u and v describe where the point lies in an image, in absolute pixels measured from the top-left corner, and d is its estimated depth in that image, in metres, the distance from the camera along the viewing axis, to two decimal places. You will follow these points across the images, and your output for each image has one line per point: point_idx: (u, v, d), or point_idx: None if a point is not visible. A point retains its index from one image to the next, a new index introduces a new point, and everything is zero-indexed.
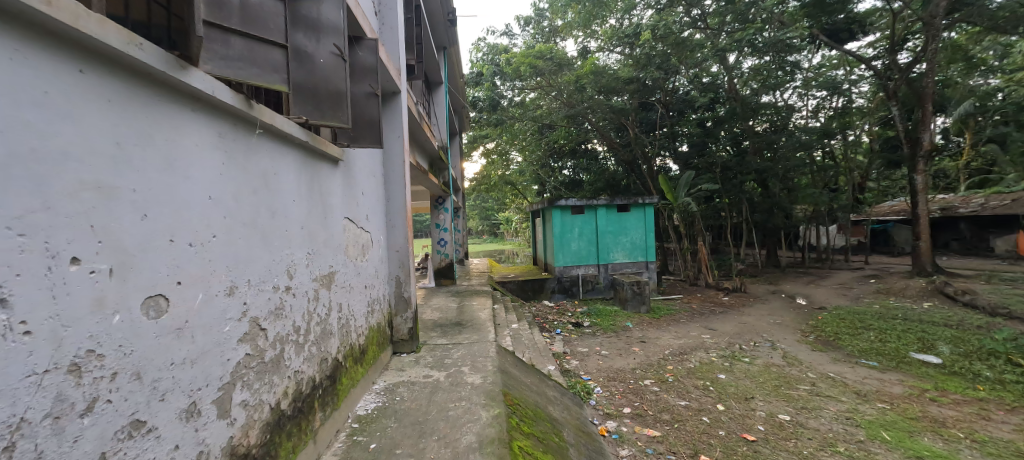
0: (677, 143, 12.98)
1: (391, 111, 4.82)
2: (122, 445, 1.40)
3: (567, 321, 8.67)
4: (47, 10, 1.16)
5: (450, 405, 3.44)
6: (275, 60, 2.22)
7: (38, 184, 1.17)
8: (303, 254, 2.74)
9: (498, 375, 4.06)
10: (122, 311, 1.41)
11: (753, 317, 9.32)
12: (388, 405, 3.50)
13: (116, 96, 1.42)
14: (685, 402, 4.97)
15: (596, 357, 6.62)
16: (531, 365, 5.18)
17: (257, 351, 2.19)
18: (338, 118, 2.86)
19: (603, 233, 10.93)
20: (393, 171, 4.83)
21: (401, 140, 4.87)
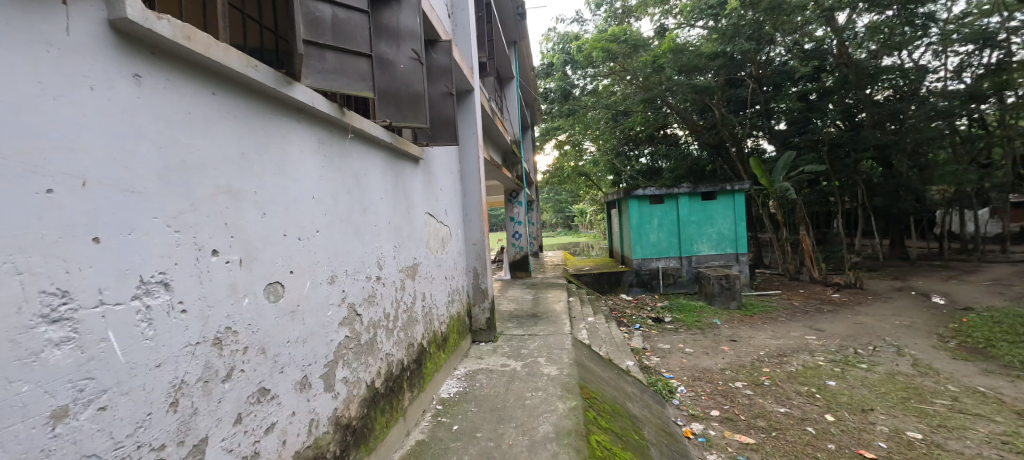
0: (773, 121, 11.76)
1: (465, 108, 5.01)
2: (253, 408, 1.66)
3: (647, 316, 8.39)
4: (189, 44, 1.38)
5: (528, 394, 3.53)
6: (363, 69, 2.42)
7: (189, 189, 1.42)
8: (390, 247, 2.98)
9: (574, 368, 4.08)
10: (248, 294, 1.66)
11: (872, 317, 8.25)
12: (468, 390, 3.69)
13: (239, 112, 1.67)
14: (785, 409, 4.57)
15: (679, 355, 6.34)
16: (607, 360, 5.12)
17: (355, 333, 2.45)
18: (417, 118, 3.04)
19: (686, 223, 10.37)
20: (469, 165, 5.02)
21: (476, 136, 5.04)
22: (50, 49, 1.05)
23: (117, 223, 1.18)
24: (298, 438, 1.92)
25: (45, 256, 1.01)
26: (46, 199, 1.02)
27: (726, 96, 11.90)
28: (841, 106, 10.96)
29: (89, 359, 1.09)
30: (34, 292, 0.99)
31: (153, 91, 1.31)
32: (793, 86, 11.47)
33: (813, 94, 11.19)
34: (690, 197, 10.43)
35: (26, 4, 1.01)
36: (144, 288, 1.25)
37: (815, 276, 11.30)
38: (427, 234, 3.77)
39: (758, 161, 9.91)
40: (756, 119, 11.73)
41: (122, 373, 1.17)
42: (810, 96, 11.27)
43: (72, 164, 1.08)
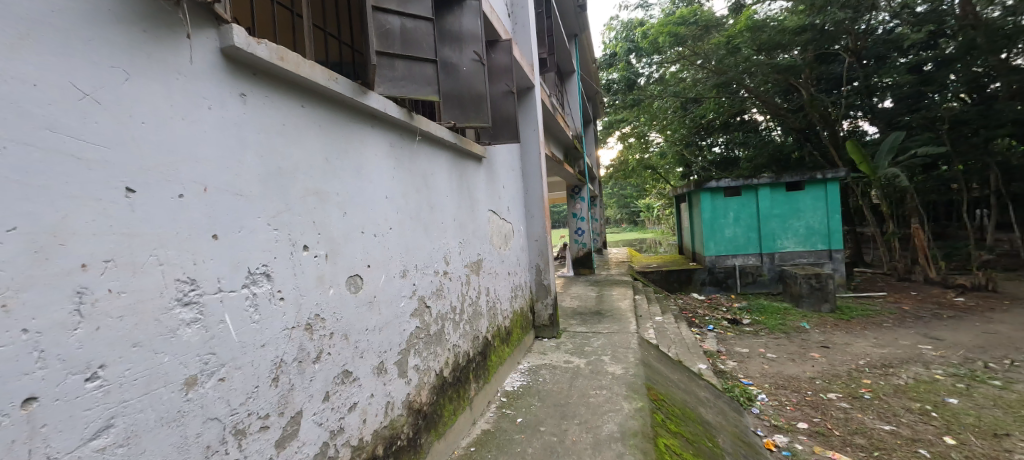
0: (876, 99, 10.52)
1: (526, 106, 5.07)
2: (338, 388, 1.85)
3: (722, 317, 7.94)
4: (282, 65, 1.56)
5: (592, 392, 3.53)
6: (429, 74, 2.56)
7: (284, 192, 1.61)
8: (456, 243, 3.13)
9: (640, 368, 4.00)
10: (333, 285, 1.84)
11: (1006, 326, 7.10)
12: (532, 384, 3.76)
13: (323, 122, 1.85)
14: (891, 427, 4.11)
15: (759, 360, 5.94)
16: (677, 362, 4.94)
17: (424, 324, 2.60)
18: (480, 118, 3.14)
19: (767, 217, 9.64)
20: (530, 163, 5.07)
21: (537, 133, 5.08)
22: (179, 76, 1.25)
23: (229, 222, 1.37)
24: (376, 418, 2.09)
25: (178, 250, 1.21)
26: (178, 202, 1.22)
27: (816, 74, 10.77)
28: (967, 75, 9.47)
29: (211, 336, 1.29)
30: (172, 280, 1.19)
31: (255, 108, 1.51)
32: (901, 56, 10.29)
33: (927, 63, 9.78)
34: (772, 188, 9.67)
35: (162, 40, 1.21)
36: (251, 278, 1.44)
37: (932, 276, 10.00)
38: (491, 230, 3.89)
39: (857, 144, 8.90)
40: (854, 98, 10.63)
41: (235, 350, 1.36)
42: (925, 66, 10.01)
43: (196, 173, 1.28)
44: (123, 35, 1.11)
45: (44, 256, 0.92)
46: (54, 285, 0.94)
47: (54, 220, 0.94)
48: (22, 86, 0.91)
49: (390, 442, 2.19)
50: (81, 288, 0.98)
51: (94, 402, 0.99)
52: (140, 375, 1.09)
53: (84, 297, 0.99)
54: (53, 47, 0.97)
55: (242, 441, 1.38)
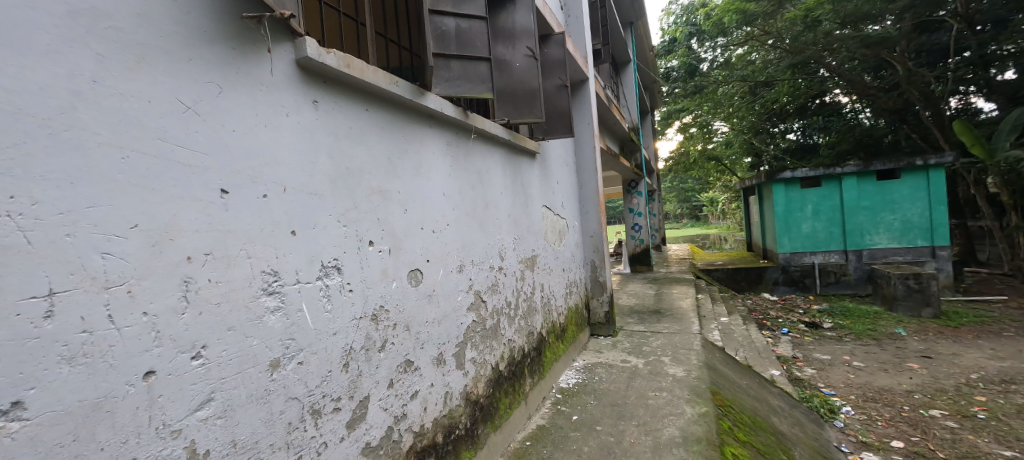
0: (994, 70, 8.91)
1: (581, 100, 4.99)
2: (401, 376, 1.95)
3: (798, 320, 7.37)
4: (350, 72, 1.67)
5: (651, 394, 3.43)
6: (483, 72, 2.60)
7: (352, 191, 1.72)
8: (511, 239, 3.16)
9: (704, 371, 3.82)
10: (396, 279, 1.95)
11: None
12: (588, 382, 3.73)
13: (385, 124, 1.95)
14: (1012, 453, 3.59)
15: (843, 369, 5.44)
16: (746, 366, 4.66)
17: (480, 318, 2.67)
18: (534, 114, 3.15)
19: (853, 210, 8.81)
20: (585, 158, 4.99)
21: (592, 127, 4.98)
22: (261, 87, 1.37)
23: (305, 219, 1.50)
24: (436, 407, 2.18)
25: (264, 245, 1.34)
26: (263, 202, 1.35)
27: (914, 46, 9.43)
28: None
29: (291, 323, 1.42)
30: (258, 272, 1.32)
31: (325, 113, 1.62)
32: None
33: None
34: (859, 178, 8.81)
35: (248, 55, 1.34)
36: (325, 271, 1.57)
37: None
38: (545, 226, 3.89)
39: (966, 123, 7.86)
40: (966, 70, 8.95)
41: (311, 336, 1.49)
42: None
43: (277, 175, 1.41)
44: (216, 53, 1.24)
45: (159, 250, 1.06)
46: (167, 275, 1.08)
47: (166, 218, 1.08)
48: (140, 103, 1.05)
49: (449, 430, 2.27)
50: (187, 277, 1.12)
51: (198, 378, 1.13)
52: (234, 356, 1.23)
53: (190, 285, 1.13)
54: (162, 68, 1.10)
55: (318, 419, 1.50)
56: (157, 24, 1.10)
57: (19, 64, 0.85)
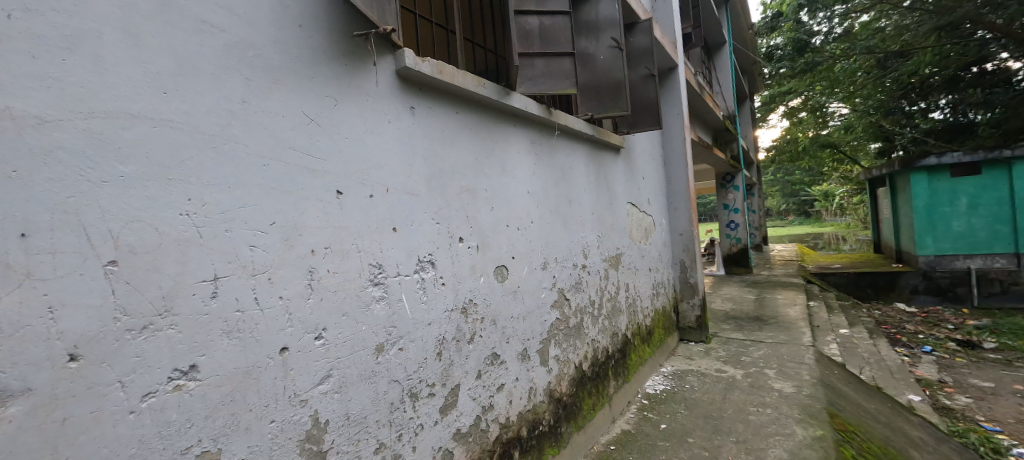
0: None
1: (670, 90, 4.75)
2: (488, 368, 2.02)
3: (947, 338, 6.25)
4: (442, 77, 1.76)
5: (753, 409, 3.15)
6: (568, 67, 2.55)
7: (444, 190, 1.83)
8: (595, 237, 3.12)
9: (819, 389, 3.40)
10: (483, 274, 2.03)
11: None
12: (678, 390, 3.54)
13: (473, 125, 2.04)
14: None
15: (1010, 400, 4.48)
16: (874, 388, 4.05)
17: (564, 316, 2.67)
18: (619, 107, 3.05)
19: None
20: (674, 150, 4.73)
21: (682, 118, 4.71)
22: (368, 98, 1.52)
23: (405, 217, 1.63)
24: (521, 401, 2.24)
25: (371, 240, 1.48)
26: (370, 201, 1.50)
27: None
28: None
29: (393, 311, 1.55)
30: (366, 265, 1.46)
31: (421, 118, 1.75)
32: None
33: None
34: None
35: (357, 69, 1.49)
36: (421, 265, 1.69)
37: None
38: (630, 224, 3.77)
39: None
40: None
41: (409, 324, 1.61)
42: None
43: (381, 176, 1.55)
44: (333, 70, 1.41)
45: (291, 243, 1.24)
46: (297, 265, 1.25)
47: (296, 216, 1.26)
48: (276, 117, 1.23)
49: (533, 425, 2.31)
50: (312, 268, 1.29)
51: (320, 356, 1.29)
52: (347, 338, 1.38)
53: (314, 274, 1.30)
54: (291, 86, 1.28)
55: (416, 402, 1.63)
56: (288, 48, 1.28)
57: (194, 91, 1.05)
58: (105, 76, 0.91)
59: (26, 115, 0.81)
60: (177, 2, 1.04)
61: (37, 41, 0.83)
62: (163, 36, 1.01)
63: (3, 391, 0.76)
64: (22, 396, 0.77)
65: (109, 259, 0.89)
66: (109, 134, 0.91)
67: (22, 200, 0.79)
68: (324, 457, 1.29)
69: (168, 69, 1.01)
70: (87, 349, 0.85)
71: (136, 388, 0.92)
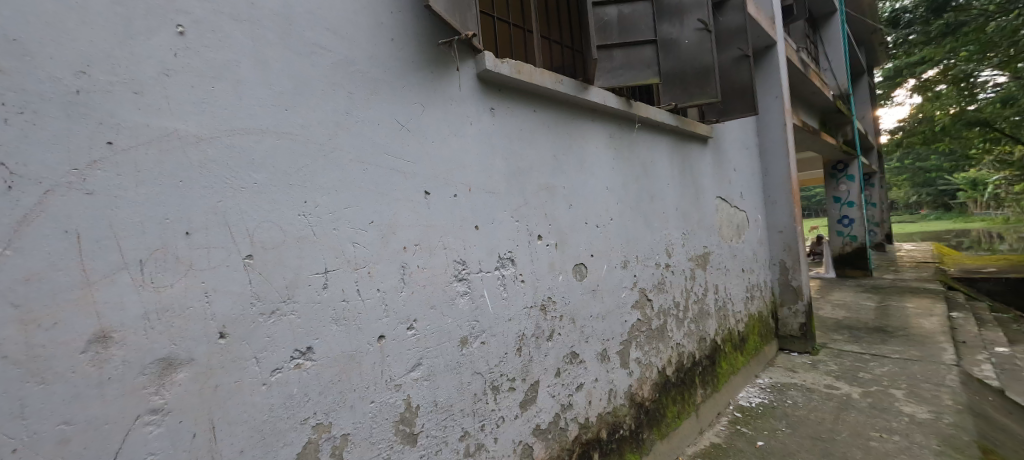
0: None
1: (766, 72, 4.34)
2: (567, 367, 2.02)
3: None
4: (520, 77, 1.79)
5: (875, 434, 2.75)
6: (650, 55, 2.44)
7: (522, 188, 1.87)
8: (679, 234, 2.96)
9: (966, 418, 2.86)
10: (562, 272, 2.03)
11: None
12: (777, 405, 3.22)
13: (551, 122, 2.05)
14: None
15: None
16: None
17: (646, 318, 2.57)
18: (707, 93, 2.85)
19: None
20: (771, 138, 4.30)
21: (782, 103, 4.27)
22: (452, 102, 1.61)
23: (486, 215, 1.69)
24: (601, 403, 2.20)
25: (455, 237, 1.57)
26: (455, 200, 1.58)
27: None
28: None
29: (476, 306, 1.62)
30: (451, 261, 1.55)
31: (500, 118, 1.80)
32: None
33: None
34: None
35: (442, 76, 1.58)
36: (501, 261, 1.74)
37: None
38: (720, 220, 3.51)
39: None
40: None
41: (491, 319, 1.68)
42: None
43: (464, 177, 1.62)
44: (421, 78, 1.51)
45: (386, 240, 1.36)
46: (391, 261, 1.36)
47: (390, 216, 1.37)
48: (373, 125, 1.35)
49: (614, 429, 2.26)
50: (404, 263, 1.40)
51: (411, 345, 1.40)
52: (435, 330, 1.48)
53: (406, 269, 1.41)
54: (385, 96, 1.40)
55: (496, 395, 1.68)
56: (383, 62, 1.40)
57: (308, 107, 1.21)
58: (242, 98, 1.09)
59: (188, 134, 0.99)
60: (295, 30, 1.20)
61: (194, 75, 1.02)
62: (284, 60, 1.17)
63: (175, 359, 0.95)
64: (188, 365, 0.96)
65: (247, 253, 1.06)
66: (245, 148, 1.08)
67: (186, 205, 0.98)
68: (416, 440, 1.40)
69: (289, 89, 1.18)
70: (231, 329, 1.03)
71: (266, 364, 1.08)
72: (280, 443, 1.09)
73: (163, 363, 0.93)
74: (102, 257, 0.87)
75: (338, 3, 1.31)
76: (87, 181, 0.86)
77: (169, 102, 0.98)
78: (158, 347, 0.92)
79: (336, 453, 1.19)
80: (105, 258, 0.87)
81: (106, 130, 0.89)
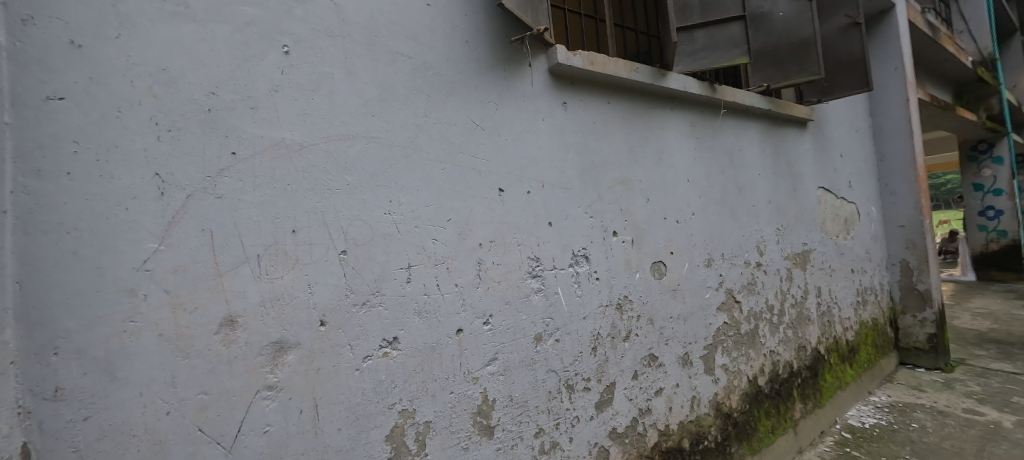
0: None
1: (881, 41, 3.78)
2: (645, 370, 1.95)
3: None
4: (593, 68, 1.75)
5: None
6: (737, 32, 2.24)
7: (596, 183, 1.83)
8: (773, 230, 2.70)
9: None
10: (639, 270, 1.96)
11: None
12: (899, 428, 2.75)
13: (626, 113, 1.99)
14: None
15: None
16: None
17: (734, 322, 2.39)
18: (807, 70, 2.56)
19: None
20: (888, 117, 3.73)
21: (903, 75, 3.68)
22: (524, 99, 1.62)
23: (560, 211, 1.69)
24: (682, 410, 2.08)
25: (528, 234, 1.58)
26: (528, 197, 1.60)
27: None
28: None
29: (550, 303, 1.62)
30: (525, 257, 1.57)
31: (573, 112, 1.78)
32: None
33: None
34: None
35: (514, 74, 1.61)
36: (575, 258, 1.72)
37: None
38: (823, 214, 3.14)
39: None
40: None
41: (565, 317, 1.67)
42: None
43: (537, 173, 1.64)
44: (494, 78, 1.55)
45: (464, 237, 1.41)
46: (468, 257, 1.42)
47: (467, 213, 1.43)
48: (450, 126, 1.41)
49: (697, 439, 2.13)
50: (480, 259, 1.44)
51: (487, 339, 1.44)
52: (510, 326, 1.50)
53: (482, 265, 1.45)
54: (461, 97, 1.45)
55: (572, 394, 1.67)
56: (458, 64, 1.46)
57: (392, 112, 1.30)
58: (336, 108, 1.20)
59: (293, 142, 1.12)
60: (380, 41, 1.30)
61: (297, 89, 1.14)
62: (371, 69, 1.27)
63: (286, 343, 1.07)
64: (296, 348, 1.09)
65: (342, 249, 1.17)
66: (340, 153, 1.19)
67: (292, 206, 1.11)
68: (492, 432, 1.43)
69: (375, 96, 1.27)
70: (331, 318, 1.14)
71: (359, 351, 1.18)
72: (371, 425, 1.19)
73: (277, 346, 1.06)
74: (228, 252, 1.02)
75: (418, 12, 1.39)
76: (218, 187, 1.01)
77: (278, 115, 1.11)
78: (272, 331, 1.06)
79: (419, 439, 1.27)
80: (231, 252, 1.02)
81: (230, 143, 1.04)
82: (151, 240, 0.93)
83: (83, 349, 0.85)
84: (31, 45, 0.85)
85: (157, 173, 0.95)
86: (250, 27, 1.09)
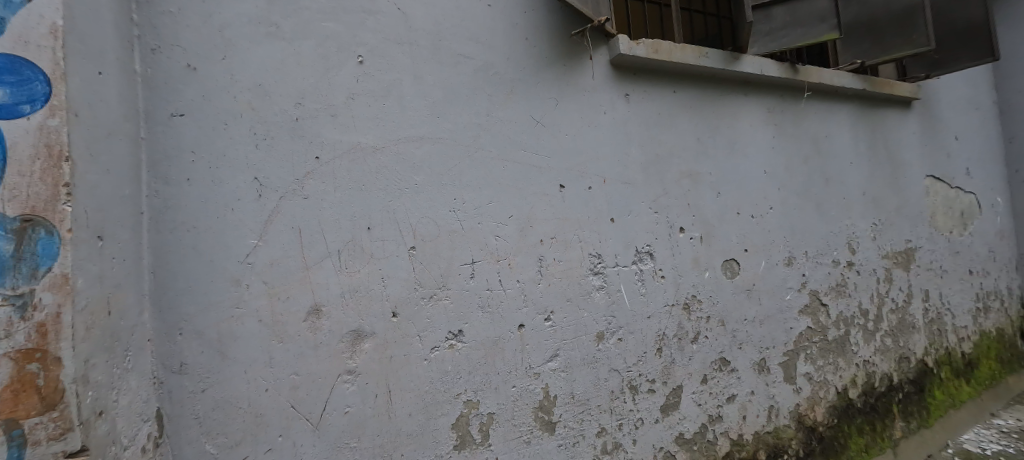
0: None
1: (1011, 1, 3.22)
2: (715, 374, 1.85)
3: None
4: (658, 56, 1.68)
5: None
6: (824, 5, 2.03)
7: (661, 177, 1.77)
8: (867, 226, 2.43)
9: None
10: (708, 268, 1.86)
11: None
12: None
13: (693, 101, 1.89)
14: None
15: None
16: None
17: (819, 327, 2.19)
18: (912, 42, 2.27)
19: None
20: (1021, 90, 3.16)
21: None
22: (585, 93, 1.61)
23: (622, 207, 1.66)
24: (758, 420, 1.95)
25: (589, 230, 1.57)
26: (589, 193, 1.58)
27: None
28: None
29: (612, 302, 1.60)
30: (587, 254, 1.56)
31: (636, 104, 1.73)
32: None
33: None
34: None
35: (575, 68, 1.60)
36: (639, 255, 1.68)
37: None
38: (932, 207, 2.76)
39: None
40: None
41: (629, 316, 1.64)
42: None
43: (599, 169, 1.61)
44: (554, 73, 1.55)
45: (525, 233, 1.44)
46: (529, 253, 1.44)
47: (528, 210, 1.45)
48: (511, 124, 1.44)
49: (776, 452, 1.98)
50: (541, 256, 1.46)
51: (549, 336, 1.45)
52: (570, 323, 1.50)
53: (543, 261, 1.47)
54: (522, 95, 1.48)
55: (635, 395, 1.64)
56: (519, 62, 1.48)
57: (456, 112, 1.35)
58: (405, 111, 1.27)
59: (368, 146, 1.21)
60: (444, 44, 1.36)
61: (371, 96, 1.23)
62: (436, 72, 1.33)
63: (363, 332, 1.16)
64: (372, 336, 1.17)
65: (411, 245, 1.25)
66: (409, 154, 1.26)
67: (366, 206, 1.19)
68: (554, 428, 1.45)
69: (440, 98, 1.33)
70: (402, 310, 1.22)
71: (427, 341, 1.25)
72: (438, 413, 1.25)
73: (355, 334, 1.15)
74: (314, 248, 1.12)
75: (479, 13, 1.43)
76: (305, 189, 1.12)
77: (355, 120, 1.20)
78: (350, 320, 1.15)
79: (483, 430, 1.32)
80: (317, 248, 1.13)
81: (315, 148, 1.15)
82: (251, 237, 1.06)
83: (201, 331, 1.00)
84: (160, 74, 1.03)
85: (256, 178, 1.08)
86: (330, 40, 1.19)
